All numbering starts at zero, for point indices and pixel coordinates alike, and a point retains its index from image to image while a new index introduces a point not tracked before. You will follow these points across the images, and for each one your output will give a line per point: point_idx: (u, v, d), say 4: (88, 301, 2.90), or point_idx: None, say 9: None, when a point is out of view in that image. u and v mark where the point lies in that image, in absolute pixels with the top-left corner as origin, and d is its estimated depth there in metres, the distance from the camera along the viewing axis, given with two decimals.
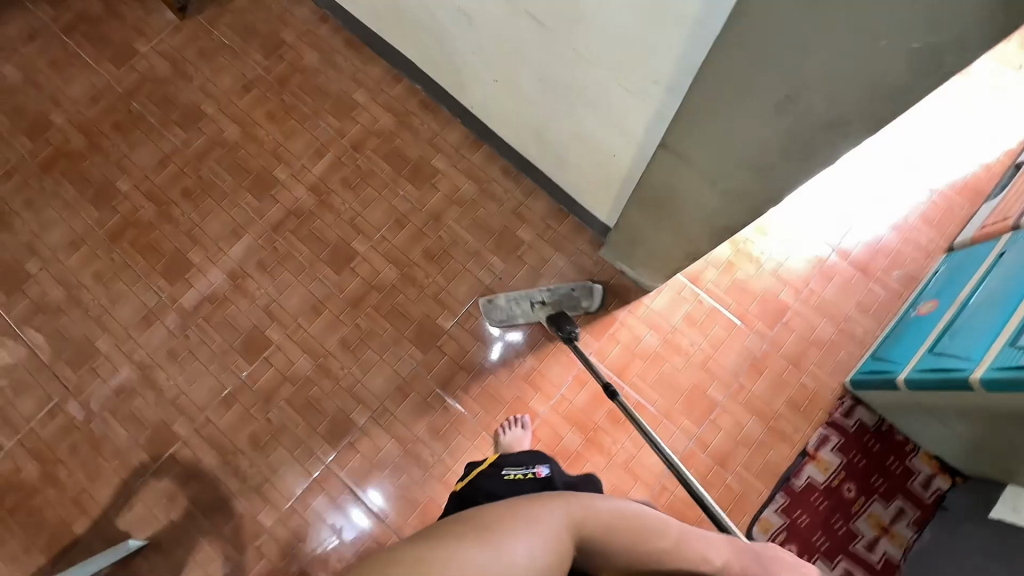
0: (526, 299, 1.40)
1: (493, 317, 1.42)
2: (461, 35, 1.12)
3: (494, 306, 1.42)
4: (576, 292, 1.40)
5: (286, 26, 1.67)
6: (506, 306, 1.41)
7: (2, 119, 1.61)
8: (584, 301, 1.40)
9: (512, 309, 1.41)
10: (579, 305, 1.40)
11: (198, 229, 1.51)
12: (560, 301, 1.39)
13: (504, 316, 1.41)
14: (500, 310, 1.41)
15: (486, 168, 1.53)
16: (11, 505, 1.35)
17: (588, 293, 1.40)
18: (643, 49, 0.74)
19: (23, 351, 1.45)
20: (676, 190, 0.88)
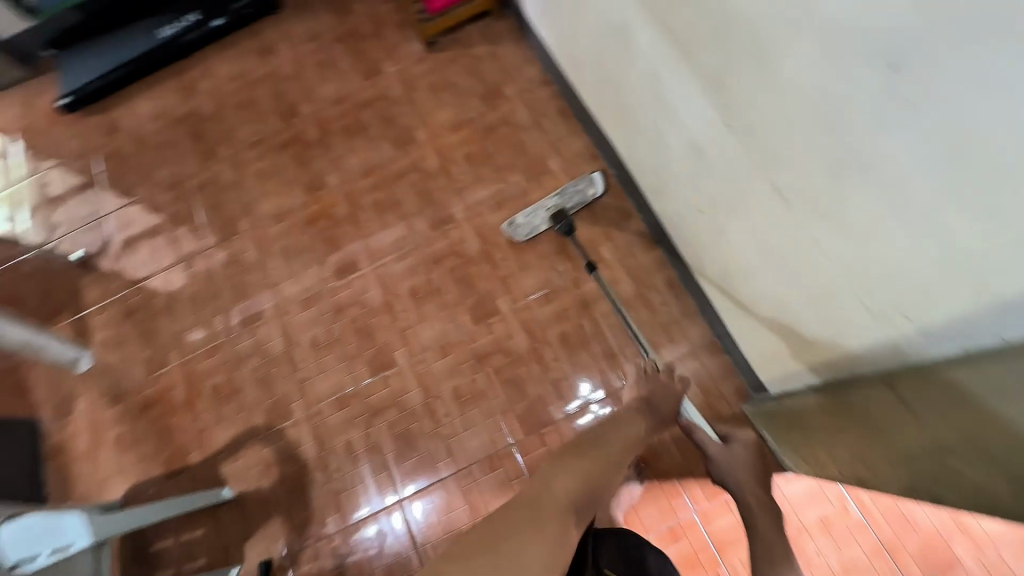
0: (540, 209, 1.48)
1: (520, 234, 1.50)
2: (681, 161, 1.08)
3: (517, 226, 1.49)
4: (579, 185, 1.47)
5: (511, 81, 1.77)
6: (527, 220, 1.49)
7: (268, 99, 1.92)
8: (590, 190, 1.47)
9: (531, 221, 1.49)
10: (587, 194, 1.47)
11: (374, 239, 1.66)
12: (571, 200, 1.47)
13: (530, 230, 1.50)
14: (523, 226, 1.49)
15: (650, 273, 1.47)
16: (157, 415, 1.59)
17: (591, 182, 1.46)
18: (917, 287, 0.66)
19: (212, 290, 1.71)
20: (880, 423, 0.76)
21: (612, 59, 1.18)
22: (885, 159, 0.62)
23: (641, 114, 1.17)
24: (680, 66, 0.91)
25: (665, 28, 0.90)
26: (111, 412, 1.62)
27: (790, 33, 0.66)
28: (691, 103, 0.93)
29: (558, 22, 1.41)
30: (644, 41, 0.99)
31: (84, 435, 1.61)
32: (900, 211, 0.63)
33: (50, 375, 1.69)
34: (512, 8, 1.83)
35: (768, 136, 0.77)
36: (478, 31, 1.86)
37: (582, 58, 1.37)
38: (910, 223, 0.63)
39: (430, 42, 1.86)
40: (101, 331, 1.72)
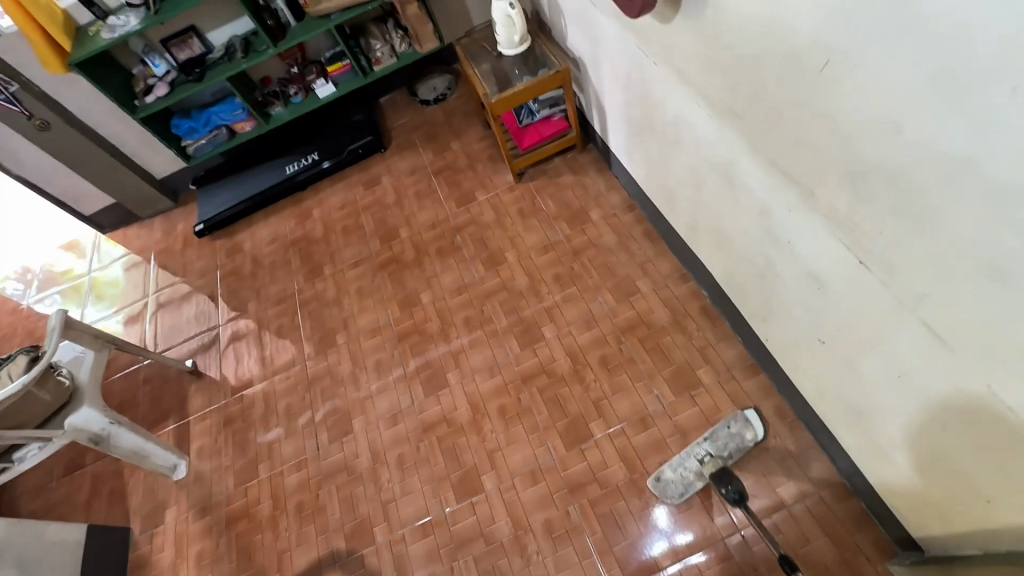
0: (691, 458, 1.33)
1: (671, 495, 1.31)
2: (802, 291, 1.05)
3: (666, 482, 1.32)
4: (734, 429, 1.33)
5: (597, 207, 1.87)
6: (677, 478, 1.32)
7: (371, 225, 2.13)
8: (746, 433, 1.33)
9: (683, 475, 1.32)
10: (744, 440, 1.32)
11: (464, 355, 1.69)
12: (725, 447, 1.32)
13: (681, 488, 1.31)
14: (673, 485, 1.31)
15: (757, 401, 1.39)
16: (241, 531, 1.57)
17: (747, 424, 1.33)
18: None
19: (305, 402, 1.76)
20: None
21: (714, 193, 1.23)
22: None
23: (746, 242, 1.19)
24: (801, 204, 0.92)
25: (781, 170, 0.93)
26: (198, 525, 1.62)
27: (933, 186, 0.64)
28: (811, 236, 0.93)
29: (651, 157, 1.50)
30: (754, 179, 1.03)
31: (168, 548, 1.60)
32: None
33: (146, 481, 1.74)
34: (595, 143, 1.99)
35: (906, 272, 0.74)
36: (563, 163, 2.01)
37: (675, 190, 1.44)
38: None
39: (519, 173, 2.03)
40: (198, 440, 1.79)
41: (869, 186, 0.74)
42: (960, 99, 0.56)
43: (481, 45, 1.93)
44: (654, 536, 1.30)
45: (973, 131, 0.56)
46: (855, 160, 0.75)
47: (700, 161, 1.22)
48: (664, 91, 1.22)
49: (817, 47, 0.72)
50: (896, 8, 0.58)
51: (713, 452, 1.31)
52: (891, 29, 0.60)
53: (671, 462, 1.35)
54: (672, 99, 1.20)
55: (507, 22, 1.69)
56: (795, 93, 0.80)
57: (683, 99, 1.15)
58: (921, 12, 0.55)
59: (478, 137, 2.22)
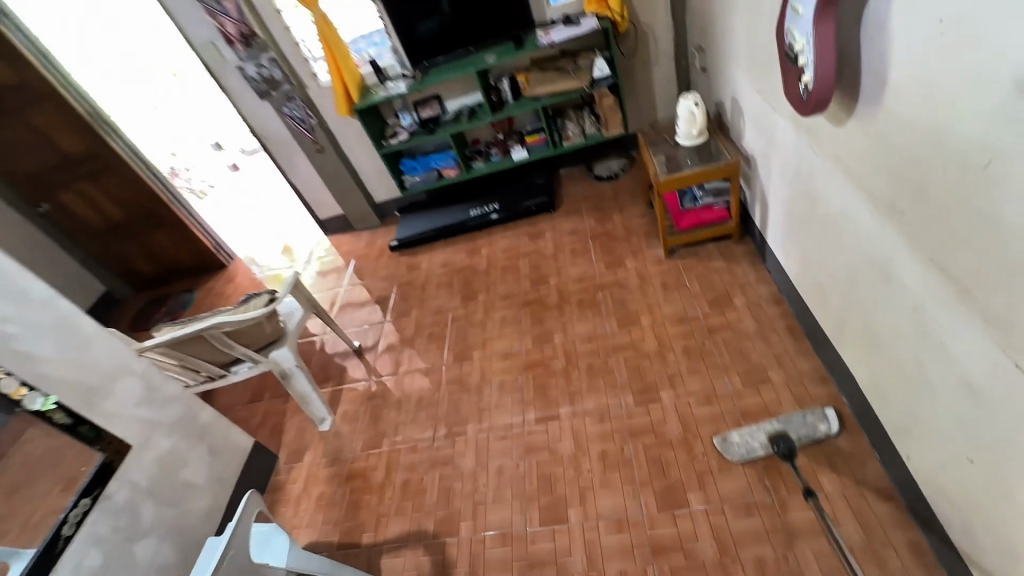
0: (760, 430, 1.49)
1: (734, 453, 1.47)
2: (952, 400, 0.99)
3: (730, 443, 1.49)
4: (809, 418, 1.46)
5: (742, 294, 1.91)
6: (743, 440, 1.49)
7: (526, 268, 2.42)
8: (820, 425, 1.44)
9: (748, 442, 1.48)
10: (818, 429, 1.44)
11: (579, 396, 1.80)
12: (797, 429, 1.45)
13: (743, 450, 1.46)
14: (738, 446, 1.48)
15: (887, 527, 1.25)
16: (356, 487, 1.82)
17: (823, 417, 1.45)
18: None
19: (434, 398, 2.01)
20: None
21: (868, 288, 1.23)
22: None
23: (897, 344, 1.16)
24: (956, 302, 0.91)
25: (939, 266, 0.94)
26: (326, 471, 1.91)
27: None
28: (968, 339, 0.90)
29: (807, 251, 1.54)
30: (910, 276, 1.03)
31: (299, 482, 1.91)
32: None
33: (300, 425, 2.12)
34: (753, 237, 2.05)
35: None
36: (716, 249, 2.10)
37: (827, 285, 1.45)
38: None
39: (671, 250, 2.16)
40: (345, 404, 2.14)
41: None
42: None
43: (661, 135, 2.18)
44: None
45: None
46: (1016, 257, 0.76)
47: (857, 256, 1.24)
48: (829, 187, 1.30)
49: (983, 150, 0.78)
50: None
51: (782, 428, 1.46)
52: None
53: (742, 429, 1.52)
54: (836, 194, 1.27)
55: (689, 117, 1.96)
56: (958, 191, 0.85)
57: (847, 194, 1.21)
58: None
59: (640, 214, 2.43)
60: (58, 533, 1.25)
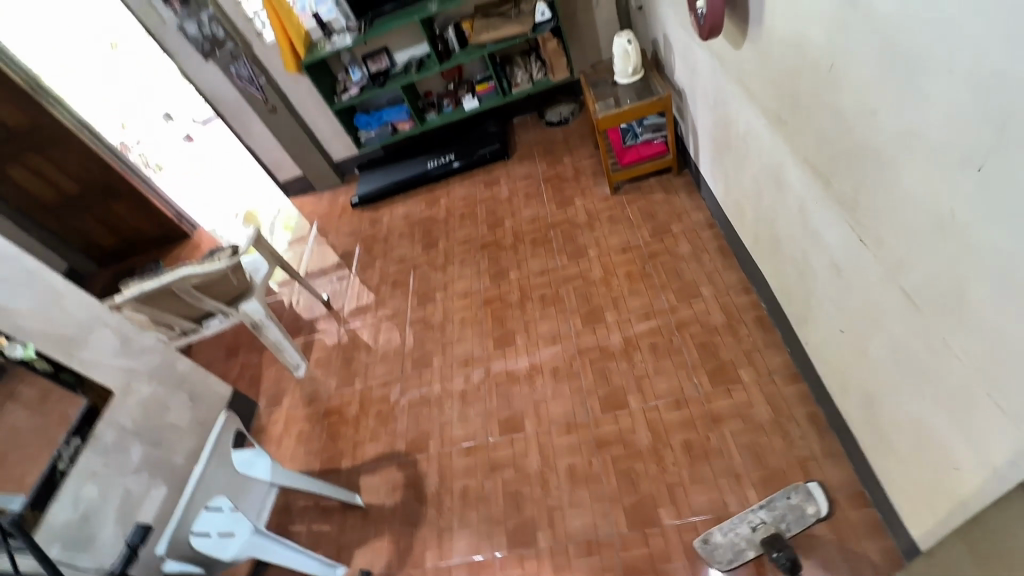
0: (744, 523, 1.27)
1: (720, 559, 1.24)
2: (828, 282, 1.16)
3: (714, 545, 1.27)
4: (794, 500, 1.26)
5: (678, 221, 2.06)
6: (726, 543, 1.26)
7: (483, 214, 2.52)
8: (807, 506, 1.25)
9: (733, 539, 1.26)
10: (806, 513, 1.24)
11: (533, 324, 1.95)
12: (782, 518, 1.25)
13: (731, 554, 1.24)
14: (721, 549, 1.25)
15: (792, 404, 1.45)
16: (332, 422, 1.96)
17: (808, 496, 1.26)
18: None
19: (401, 339, 2.14)
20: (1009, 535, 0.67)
21: (770, 199, 1.38)
22: (993, 252, 0.66)
23: (791, 244, 1.32)
24: (823, 194, 1.07)
25: (810, 165, 1.09)
26: (303, 411, 2.05)
27: (902, 156, 0.79)
28: (832, 225, 1.06)
29: (728, 173, 1.68)
30: (794, 179, 1.19)
31: (279, 424, 2.05)
32: (1012, 306, 0.66)
33: (276, 373, 2.24)
34: (690, 168, 2.19)
35: (891, 241, 0.87)
36: (657, 182, 2.24)
37: (743, 201, 1.60)
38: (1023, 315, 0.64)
39: (616, 186, 2.29)
40: (318, 351, 2.26)
41: (864, 165, 0.90)
42: (911, 80, 0.73)
43: (602, 76, 2.27)
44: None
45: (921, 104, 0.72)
46: (855, 144, 0.91)
47: (760, 170, 1.39)
48: (737, 108, 1.43)
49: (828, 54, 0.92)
50: (868, 16, 0.78)
51: (766, 520, 1.26)
52: (868, 34, 0.79)
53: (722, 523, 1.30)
54: (741, 115, 1.40)
55: (625, 55, 2.05)
56: (816, 95, 0.99)
57: (749, 113, 1.35)
58: (884, 15, 0.75)
59: (588, 155, 2.54)
60: (54, 467, 1.37)
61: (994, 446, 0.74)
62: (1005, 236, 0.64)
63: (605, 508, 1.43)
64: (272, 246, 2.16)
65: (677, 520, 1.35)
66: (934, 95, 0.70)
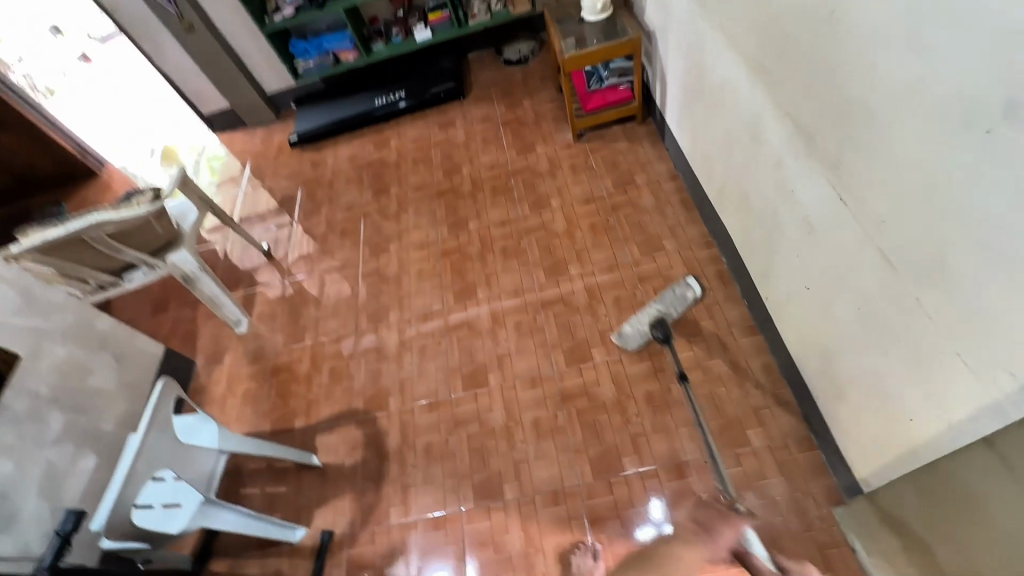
0: (643, 314, 1.56)
1: (632, 342, 1.57)
2: (798, 239, 1.17)
3: (625, 336, 1.58)
4: (678, 291, 1.52)
5: (642, 172, 2.02)
6: (632, 333, 1.57)
7: (438, 158, 2.36)
8: (687, 293, 1.51)
9: (639, 327, 1.56)
10: (686, 297, 1.51)
11: (495, 277, 1.89)
12: (671, 305, 1.53)
13: (639, 339, 1.56)
14: (630, 336, 1.57)
15: (748, 356, 1.51)
16: (281, 380, 1.85)
17: (687, 286, 1.51)
18: (1001, 330, 0.68)
19: (353, 292, 2.02)
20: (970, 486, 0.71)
21: (742, 152, 1.35)
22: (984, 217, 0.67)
23: (761, 200, 1.32)
24: (803, 150, 1.04)
25: (792, 119, 1.06)
26: (248, 369, 1.91)
27: (898, 114, 0.77)
28: (809, 183, 1.05)
29: (697, 124, 1.64)
30: (772, 133, 1.16)
31: (221, 383, 1.90)
32: (996, 270, 0.67)
33: (213, 329, 2.06)
34: (654, 117, 2.13)
35: (874, 201, 0.86)
36: (621, 131, 2.17)
37: (712, 154, 1.57)
38: (1006, 279, 0.65)
39: (579, 133, 2.20)
40: (260, 305, 2.09)
41: (852, 122, 0.87)
42: (918, 31, 0.70)
43: (567, 11, 2.11)
44: (644, 522, 1.32)
45: (928, 58, 0.69)
46: (845, 99, 0.88)
47: (734, 122, 1.35)
48: (714, 55, 1.36)
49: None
50: None
51: (658, 309, 1.53)
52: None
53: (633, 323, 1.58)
54: (719, 61, 1.34)
55: None
56: (807, 43, 0.94)
57: (728, 60, 1.29)
58: None
59: (549, 98, 2.41)
60: None
61: (954, 401, 0.79)
62: (1001, 201, 0.64)
63: (571, 458, 1.45)
64: (200, 188, 1.91)
65: (639, 468, 1.40)
66: (943, 50, 0.67)
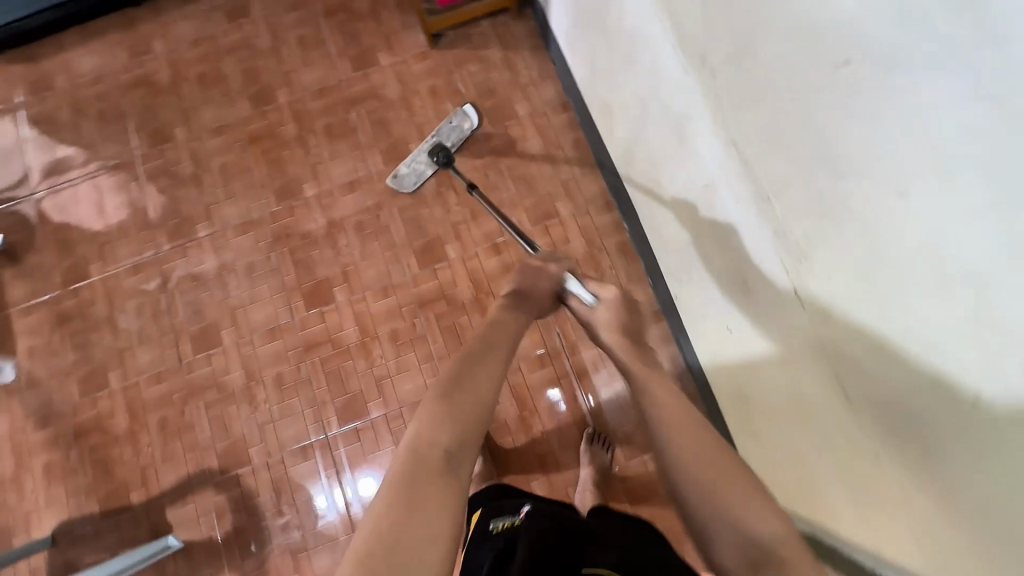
0: (421, 153, 1.46)
1: (406, 185, 1.47)
2: (727, 281, 0.94)
3: (402, 177, 1.47)
4: (454, 121, 1.44)
5: (524, 99, 1.55)
6: (412, 169, 1.47)
7: (237, 76, 1.63)
8: (463, 123, 1.44)
9: (416, 168, 1.46)
10: (462, 129, 1.45)
11: (354, 268, 1.47)
12: (449, 137, 1.45)
13: (415, 180, 1.47)
14: (410, 176, 1.46)
15: (654, 349, 1.38)
16: (93, 443, 1.42)
17: (464, 116, 1.45)
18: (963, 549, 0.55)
19: (162, 304, 1.50)
20: None
21: (658, 137, 1.01)
22: (997, 476, 0.48)
23: (679, 203, 1.02)
24: (751, 205, 0.76)
25: (742, 157, 0.74)
26: (39, 435, 1.43)
27: (913, 271, 0.53)
28: (751, 241, 0.79)
29: (596, 58, 1.19)
30: (705, 149, 0.83)
31: (6, 460, 1.42)
32: (985, 529, 0.51)
33: None
34: (534, 10, 1.58)
35: (846, 324, 0.65)
36: (491, 30, 1.61)
37: (615, 105, 1.18)
38: (997, 546, 0.50)
39: (435, 36, 1.61)
40: (26, 338, 1.50)
41: (841, 230, 0.60)
42: (989, 175, 0.41)
43: None
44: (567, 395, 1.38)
45: (1000, 254, 0.42)
46: (836, 194, 0.59)
47: (649, 98, 0.98)
48: None
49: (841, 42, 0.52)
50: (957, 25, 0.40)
51: (437, 141, 1.44)
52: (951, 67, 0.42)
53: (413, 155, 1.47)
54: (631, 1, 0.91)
55: None
56: (797, 79, 0.60)
57: (647, 11, 0.87)
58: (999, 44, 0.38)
59: None
60: None
61: None
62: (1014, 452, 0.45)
63: None
64: None
65: (549, 484, 1.33)
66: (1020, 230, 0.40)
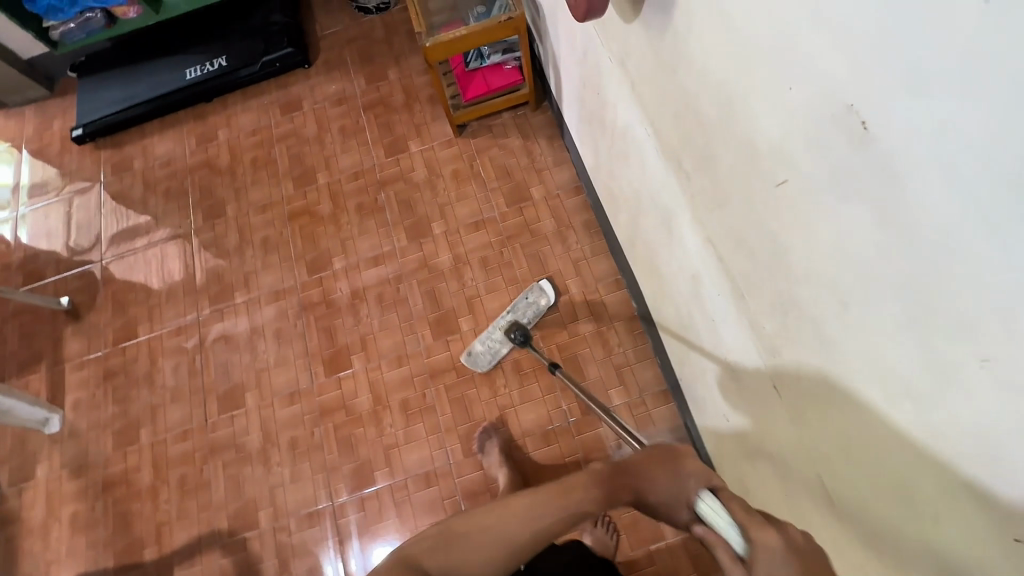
0: (496, 331, 1.47)
1: (481, 364, 1.46)
2: (716, 366, 0.95)
3: (476, 355, 1.46)
4: (531, 298, 1.48)
5: (539, 182, 1.66)
6: (485, 348, 1.46)
7: (284, 161, 1.83)
8: (540, 299, 1.48)
9: (491, 346, 1.46)
10: (540, 304, 1.48)
11: (372, 338, 1.55)
12: (524, 313, 1.47)
13: (490, 357, 1.46)
14: (483, 355, 1.46)
15: (661, 431, 1.35)
16: (117, 496, 1.49)
17: (541, 292, 1.49)
18: None
19: (196, 365, 1.61)
20: None
21: (651, 224, 1.07)
22: None
23: (672, 286, 1.06)
24: (729, 297, 0.79)
25: (716, 252, 0.78)
26: (72, 485, 1.52)
27: (864, 379, 0.54)
28: (733, 330, 0.81)
29: (598, 150, 1.29)
30: (687, 241, 0.88)
31: (39, 507, 1.51)
32: None
33: (15, 432, 1.60)
34: (551, 103, 1.73)
35: (819, 422, 0.65)
36: (512, 121, 1.76)
37: (616, 194, 1.26)
38: None
39: (460, 126, 1.76)
40: (74, 392, 1.63)
41: (801, 330, 0.62)
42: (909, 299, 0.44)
43: None
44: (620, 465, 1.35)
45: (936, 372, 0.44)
46: (793, 295, 0.61)
47: (642, 190, 1.05)
48: (614, 96, 1.01)
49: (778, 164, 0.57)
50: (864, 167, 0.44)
51: (513, 318, 1.47)
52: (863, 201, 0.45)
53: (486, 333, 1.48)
54: (619, 106, 1.00)
55: None
56: (746, 190, 0.64)
57: (633, 117, 0.95)
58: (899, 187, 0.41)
59: (421, 70, 1.90)
60: None
61: None
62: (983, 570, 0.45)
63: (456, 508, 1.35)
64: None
65: None
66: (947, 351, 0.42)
